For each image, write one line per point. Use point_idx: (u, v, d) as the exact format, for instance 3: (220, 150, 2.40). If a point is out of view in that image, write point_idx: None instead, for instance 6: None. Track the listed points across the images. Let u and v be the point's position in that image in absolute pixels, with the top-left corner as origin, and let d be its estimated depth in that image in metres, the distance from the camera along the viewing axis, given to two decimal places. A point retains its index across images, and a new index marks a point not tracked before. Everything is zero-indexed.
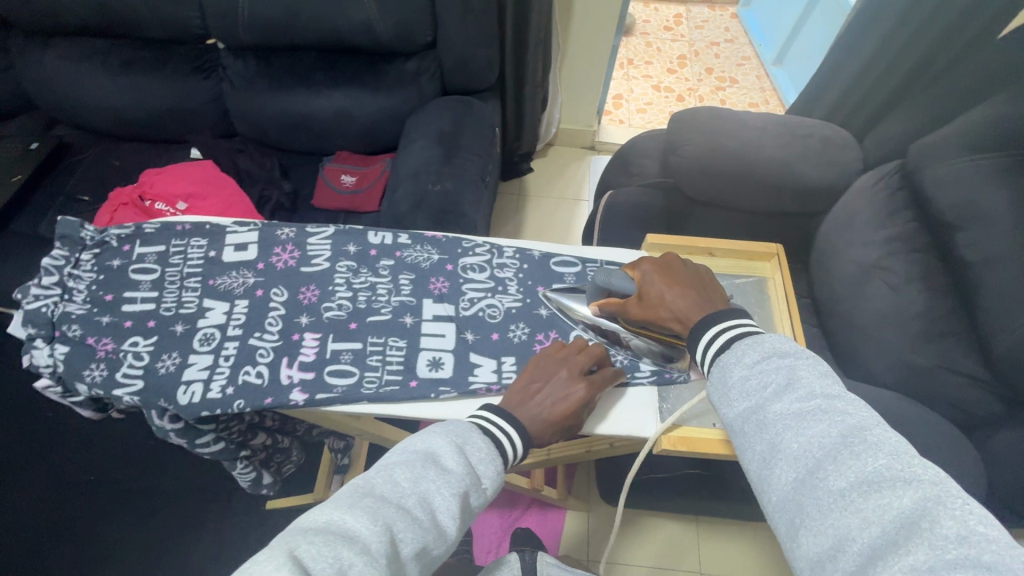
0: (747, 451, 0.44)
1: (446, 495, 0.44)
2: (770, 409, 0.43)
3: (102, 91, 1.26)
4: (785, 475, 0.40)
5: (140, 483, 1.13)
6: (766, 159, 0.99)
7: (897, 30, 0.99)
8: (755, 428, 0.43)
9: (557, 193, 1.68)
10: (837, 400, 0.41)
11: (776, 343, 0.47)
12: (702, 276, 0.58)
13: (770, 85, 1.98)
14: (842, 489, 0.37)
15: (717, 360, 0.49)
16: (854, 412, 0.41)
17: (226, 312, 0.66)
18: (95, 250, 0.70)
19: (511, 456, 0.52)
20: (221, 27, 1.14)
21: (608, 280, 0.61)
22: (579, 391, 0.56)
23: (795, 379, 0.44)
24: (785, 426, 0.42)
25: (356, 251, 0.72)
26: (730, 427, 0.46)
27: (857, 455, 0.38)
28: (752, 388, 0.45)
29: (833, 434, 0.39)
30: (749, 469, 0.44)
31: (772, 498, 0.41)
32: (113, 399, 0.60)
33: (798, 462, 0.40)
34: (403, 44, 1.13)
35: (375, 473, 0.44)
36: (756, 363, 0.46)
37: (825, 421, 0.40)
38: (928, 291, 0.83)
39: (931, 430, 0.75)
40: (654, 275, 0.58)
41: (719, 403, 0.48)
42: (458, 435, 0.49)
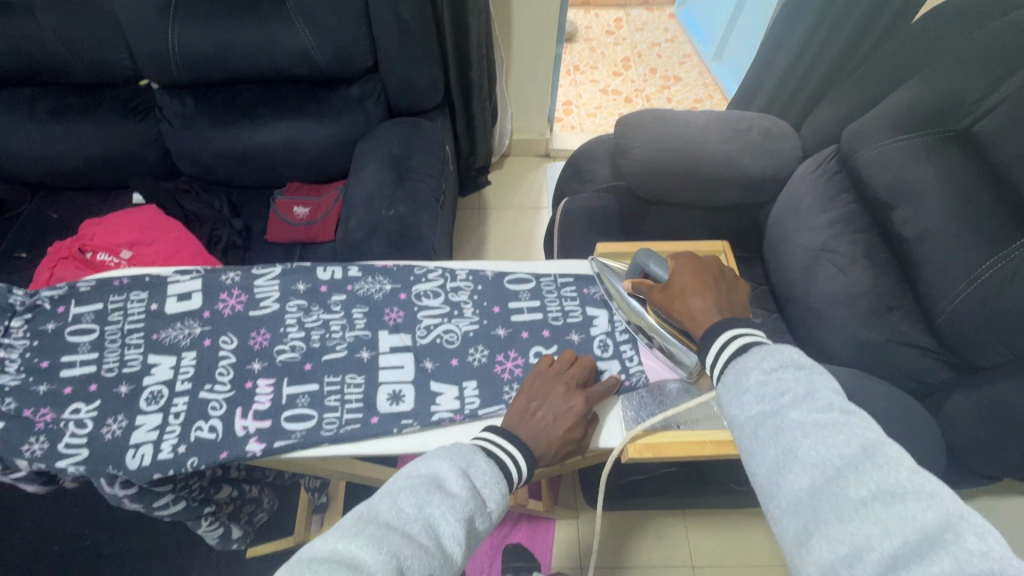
0: (757, 455, 0.43)
1: (452, 520, 0.43)
2: (788, 415, 0.42)
3: (31, 141, 1.20)
4: (800, 481, 0.39)
5: (109, 548, 1.07)
6: (710, 155, 1.01)
7: (819, 23, 1.04)
8: (770, 433, 0.42)
9: (517, 204, 1.69)
10: (854, 414, 0.41)
11: (792, 353, 0.47)
12: (732, 285, 0.59)
13: (712, 79, 2.04)
14: (864, 499, 0.36)
15: (735, 362, 0.48)
16: (870, 426, 0.40)
17: (173, 366, 0.64)
18: (26, 315, 0.66)
19: (517, 477, 0.51)
20: (152, 66, 1.11)
21: (648, 261, 0.64)
22: (578, 403, 0.58)
23: (813, 390, 0.43)
24: (804, 433, 0.41)
25: (305, 289, 0.70)
26: (740, 431, 0.44)
27: (878, 466, 0.37)
28: (768, 393, 0.44)
29: (854, 445, 0.39)
30: (757, 474, 0.43)
31: (781, 503, 0.40)
32: (57, 472, 0.57)
33: (816, 469, 0.39)
34: (343, 69, 1.12)
35: (379, 499, 0.43)
36: (773, 369, 0.45)
37: (846, 432, 0.40)
38: (873, 269, 0.86)
39: (889, 402, 0.77)
40: (688, 269, 0.59)
41: (730, 405, 0.46)
42: (462, 457, 0.49)
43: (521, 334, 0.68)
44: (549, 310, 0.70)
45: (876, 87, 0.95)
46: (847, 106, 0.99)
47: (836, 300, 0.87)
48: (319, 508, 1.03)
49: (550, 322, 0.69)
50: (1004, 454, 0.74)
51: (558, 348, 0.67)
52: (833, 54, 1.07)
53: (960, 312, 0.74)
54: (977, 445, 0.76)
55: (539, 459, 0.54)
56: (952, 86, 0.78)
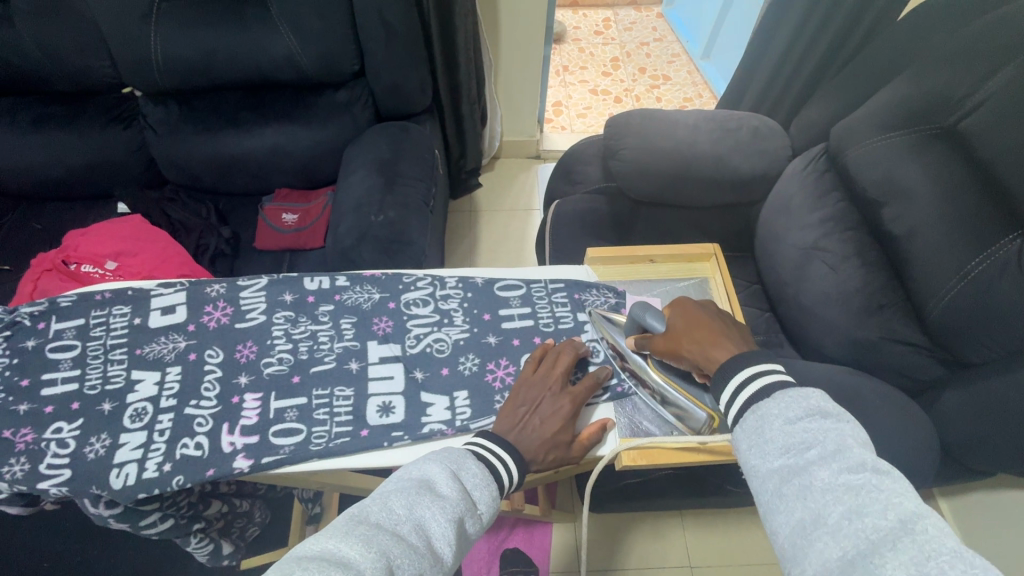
0: (781, 514, 0.41)
1: (442, 521, 0.42)
2: (816, 475, 0.41)
3: (13, 151, 1.18)
4: (829, 551, 0.37)
5: (103, 563, 1.06)
6: (700, 155, 1.01)
7: (806, 21, 1.04)
8: (797, 493, 0.41)
9: (508, 206, 1.69)
10: (889, 479, 0.39)
11: (818, 401, 0.45)
12: (729, 317, 0.59)
13: (700, 78, 2.04)
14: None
15: (757, 408, 0.47)
16: (906, 494, 0.38)
17: (157, 382, 0.62)
18: (6, 332, 0.64)
19: (507, 484, 0.51)
20: (134, 73, 1.09)
21: (642, 315, 0.62)
22: (566, 406, 0.58)
23: (844, 449, 0.42)
24: (835, 499, 0.39)
25: (292, 300, 0.69)
26: (763, 483, 0.44)
27: (918, 545, 0.35)
28: (794, 445, 0.43)
29: (889, 517, 0.37)
30: (781, 535, 0.41)
31: (807, 572, 0.38)
32: (40, 493, 0.55)
33: (848, 540, 0.37)
34: (330, 74, 1.11)
35: (370, 500, 0.42)
36: (798, 420, 0.45)
37: (882, 502, 0.38)
38: (864, 267, 0.86)
39: (884, 399, 0.77)
40: (686, 314, 0.59)
41: (750, 453, 0.46)
42: (453, 460, 0.49)
43: (512, 342, 0.67)
44: (541, 317, 0.70)
45: (861, 86, 0.95)
46: (835, 103, 0.99)
47: (829, 299, 0.87)
48: (313, 518, 1.01)
49: (541, 329, 0.69)
50: (996, 451, 0.74)
51: None
52: (819, 51, 1.07)
53: (952, 309, 0.75)
54: (970, 442, 0.76)
55: (530, 463, 0.54)
56: (939, 83, 0.79)
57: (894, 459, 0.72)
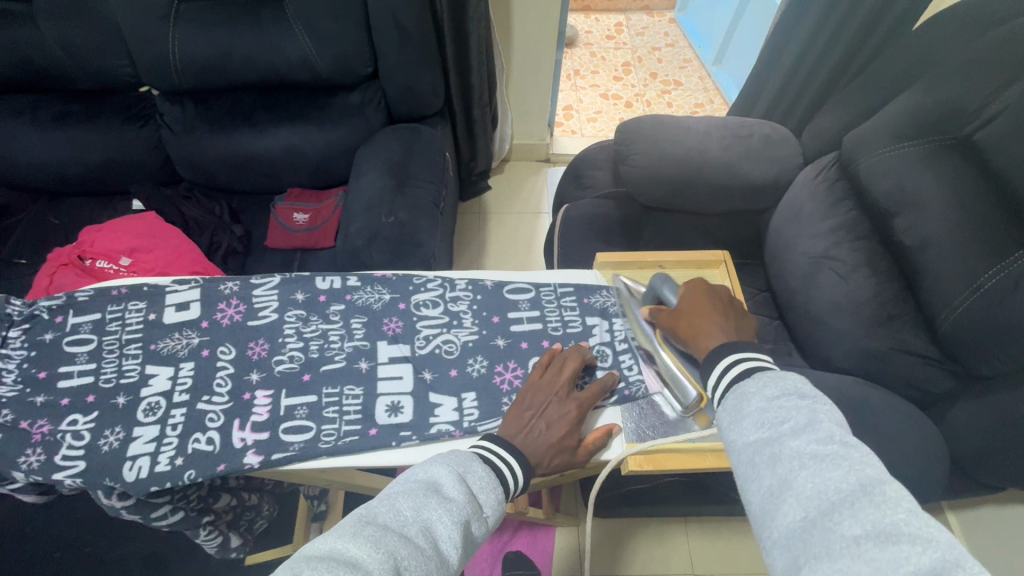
0: (752, 483, 0.41)
1: (449, 523, 0.43)
2: (785, 444, 0.41)
3: (32, 147, 1.20)
4: (792, 513, 0.37)
5: (111, 555, 1.07)
6: (710, 161, 1.01)
7: (820, 30, 1.04)
8: (767, 461, 0.41)
9: (517, 208, 1.69)
10: (856, 448, 0.39)
11: (796, 383, 0.45)
12: (738, 311, 0.59)
13: (712, 84, 2.04)
14: (856, 536, 0.34)
15: (738, 388, 0.48)
16: (872, 462, 0.38)
17: (170, 377, 0.63)
18: (24, 325, 0.66)
19: (512, 487, 0.51)
20: (152, 72, 1.11)
21: (660, 287, 0.64)
22: (572, 410, 0.58)
23: (815, 420, 0.41)
24: (801, 465, 0.39)
25: (304, 299, 0.70)
26: (738, 457, 0.43)
27: (875, 504, 0.35)
28: (768, 419, 0.43)
29: (851, 481, 0.37)
30: (752, 503, 0.41)
31: (773, 535, 0.38)
32: (54, 484, 0.56)
33: (810, 502, 0.37)
34: (344, 76, 1.12)
35: (378, 502, 0.43)
36: (775, 397, 0.45)
37: (845, 467, 0.38)
38: (875, 277, 0.85)
39: (891, 409, 0.77)
40: (695, 294, 0.60)
41: (730, 430, 0.45)
42: (459, 464, 0.49)
43: (521, 345, 0.68)
44: (549, 320, 0.70)
45: (873, 95, 0.95)
46: (847, 112, 0.98)
47: (839, 308, 0.87)
48: (318, 515, 1.02)
49: (549, 332, 0.69)
50: (1007, 465, 0.73)
51: None
52: (833, 60, 1.07)
53: (963, 320, 0.74)
54: (981, 455, 0.75)
55: (536, 467, 0.54)
56: (953, 93, 0.78)
57: (901, 471, 0.71)
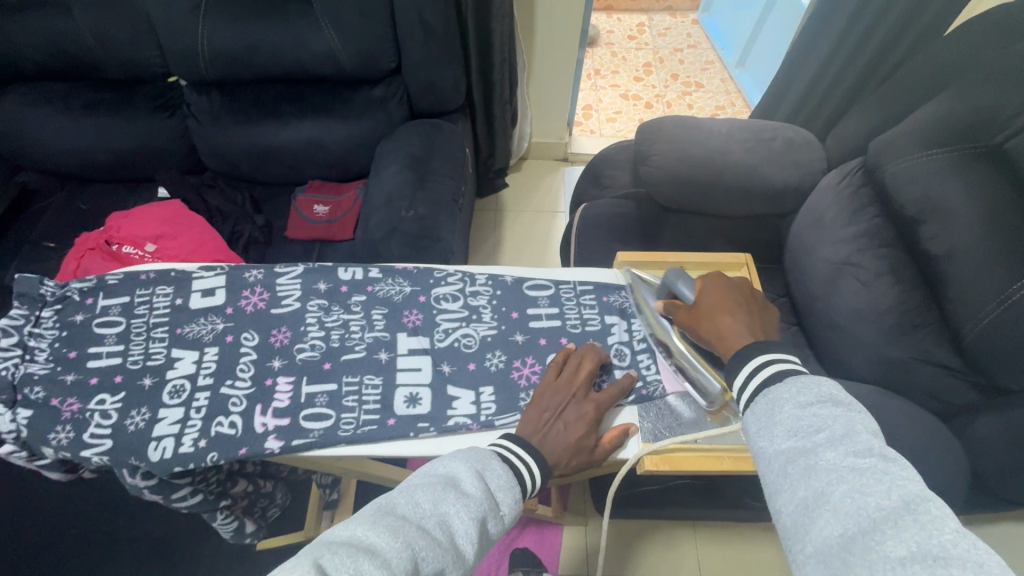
0: (785, 494, 0.40)
1: (466, 519, 0.43)
2: (821, 456, 0.40)
3: (64, 134, 1.23)
4: (830, 527, 0.36)
5: (128, 535, 1.09)
6: (732, 164, 1.00)
7: (848, 33, 1.02)
8: (800, 472, 0.40)
9: (533, 207, 1.69)
10: (897, 464, 0.38)
11: (831, 390, 0.44)
12: (759, 307, 0.59)
13: (734, 86, 2.02)
14: (899, 557, 0.33)
15: (768, 393, 0.47)
16: (915, 480, 0.37)
17: (195, 361, 0.65)
18: (56, 305, 0.68)
19: (529, 487, 0.51)
20: (181, 63, 1.13)
21: (675, 282, 0.64)
22: (590, 409, 0.58)
23: (853, 432, 0.41)
24: (839, 478, 0.38)
25: (326, 289, 0.71)
26: (769, 465, 0.43)
27: (918, 523, 0.34)
28: (802, 428, 0.42)
29: (893, 498, 0.36)
30: (783, 515, 0.40)
31: (807, 550, 0.37)
32: (82, 460, 0.58)
33: (849, 518, 0.36)
34: (367, 71, 1.13)
35: (398, 492, 0.43)
36: (808, 404, 0.44)
37: (886, 483, 0.37)
38: (899, 285, 0.84)
39: (912, 421, 0.75)
40: (715, 289, 0.60)
41: (760, 437, 0.45)
42: (478, 460, 0.49)
43: (539, 341, 0.68)
44: (568, 318, 0.70)
45: (902, 101, 0.94)
46: (874, 117, 0.97)
47: (860, 316, 0.86)
48: (330, 504, 1.04)
49: (568, 329, 0.69)
50: None
51: None
52: (860, 64, 1.05)
53: (990, 332, 0.73)
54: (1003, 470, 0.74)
55: (556, 467, 0.54)
56: (986, 100, 0.77)
57: None
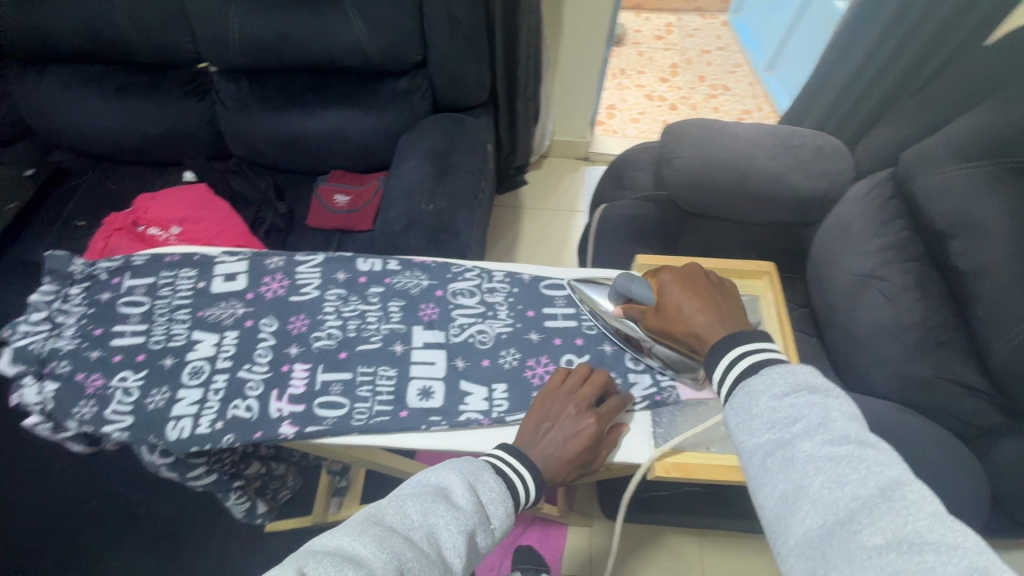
0: (765, 487, 0.41)
1: (454, 531, 0.43)
2: (799, 447, 0.41)
3: (96, 115, 1.26)
4: (810, 521, 0.38)
5: (143, 508, 1.12)
6: (756, 170, 0.99)
7: (885, 40, 1.00)
8: (779, 465, 0.41)
9: (552, 205, 1.69)
10: (872, 449, 0.39)
11: (806, 376, 0.45)
12: (722, 293, 0.58)
13: (762, 91, 1.99)
14: (877, 546, 0.34)
15: (744, 385, 0.47)
16: (889, 464, 0.39)
17: (215, 344, 0.66)
18: (84, 284, 0.70)
19: (523, 499, 0.52)
20: (212, 49, 1.14)
21: (629, 286, 0.61)
22: (590, 424, 0.56)
23: (829, 420, 0.41)
24: (816, 469, 0.39)
25: (345, 279, 0.72)
26: (748, 459, 0.43)
27: (895, 510, 0.35)
28: (778, 420, 0.43)
29: (870, 485, 0.37)
30: (764, 506, 0.41)
31: (789, 541, 0.38)
32: (103, 435, 0.59)
33: (829, 510, 0.37)
34: (393, 63, 1.14)
35: (387, 503, 0.44)
36: (784, 395, 0.44)
37: (863, 471, 0.38)
38: (924, 301, 0.82)
39: (932, 440, 0.74)
40: (675, 286, 0.59)
41: (738, 430, 0.45)
42: (470, 472, 0.50)
43: (554, 341, 0.68)
44: (584, 319, 0.70)
45: (938, 111, 0.91)
46: (908, 127, 0.95)
47: (882, 330, 0.84)
48: (338, 491, 1.04)
49: (583, 330, 0.69)
50: None
51: (589, 358, 0.66)
52: (895, 72, 1.02)
53: (1017, 354, 0.70)
54: None
55: (549, 482, 0.54)
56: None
57: None
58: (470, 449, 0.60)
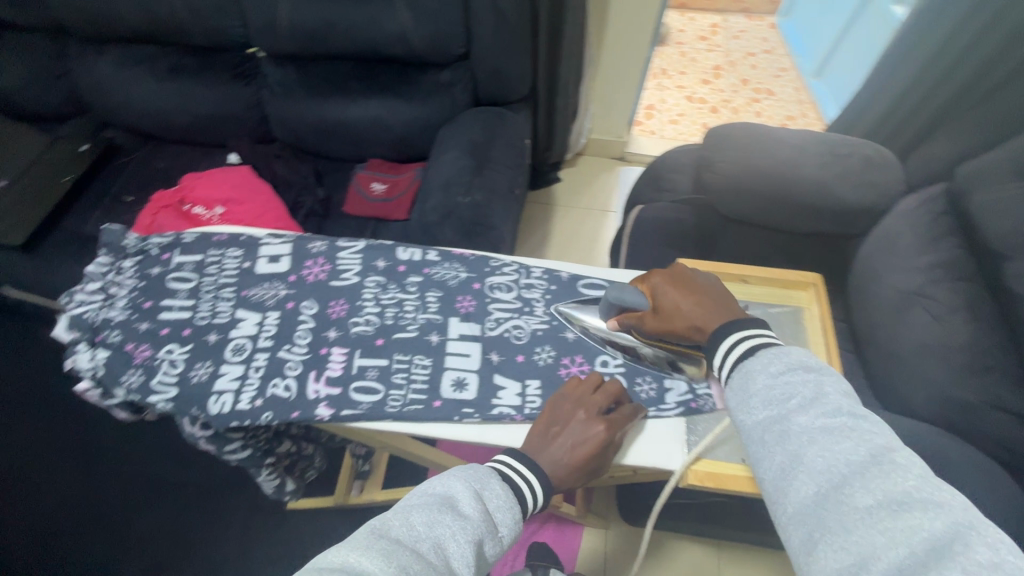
0: (764, 460, 0.44)
1: (461, 541, 0.43)
2: (794, 420, 0.44)
3: (148, 95, 1.30)
4: (807, 486, 0.41)
5: (174, 476, 1.17)
6: (802, 178, 0.95)
7: (948, 49, 0.95)
8: (776, 438, 0.44)
9: (585, 203, 1.68)
10: (863, 420, 0.43)
11: (800, 357, 0.49)
12: (713, 284, 0.60)
13: (808, 97, 1.92)
14: (869, 507, 0.38)
15: (743, 365, 0.50)
16: (878, 432, 0.42)
17: (257, 323, 0.67)
18: (136, 258, 0.73)
19: (531, 506, 0.53)
20: (261, 35, 1.17)
21: (621, 296, 0.61)
22: (599, 431, 0.55)
23: (822, 395, 0.45)
24: (811, 440, 0.42)
25: (384, 267, 0.73)
26: (748, 435, 0.46)
27: (885, 474, 0.39)
28: (775, 397, 0.46)
29: (861, 452, 0.40)
30: (764, 478, 0.44)
31: (787, 508, 0.42)
32: (149, 404, 0.62)
33: (823, 476, 0.40)
34: (437, 55, 1.14)
35: (393, 516, 0.44)
36: (780, 373, 0.48)
37: (855, 439, 0.41)
38: (973, 323, 0.78)
39: (975, 468, 0.70)
40: (666, 286, 0.60)
41: (737, 410, 0.48)
42: (476, 480, 0.50)
43: (590, 341, 0.67)
44: None
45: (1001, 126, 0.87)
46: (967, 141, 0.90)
47: (926, 350, 0.81)
48: (361, 475, 1.06)
49: None
50: None
51: (625, 360, 0.66)
52: (957, 82, 0.98)
53: None
54: None
55: (556, 486, 0.54)
56: None
57: None
58: (502, 443, 0.60)
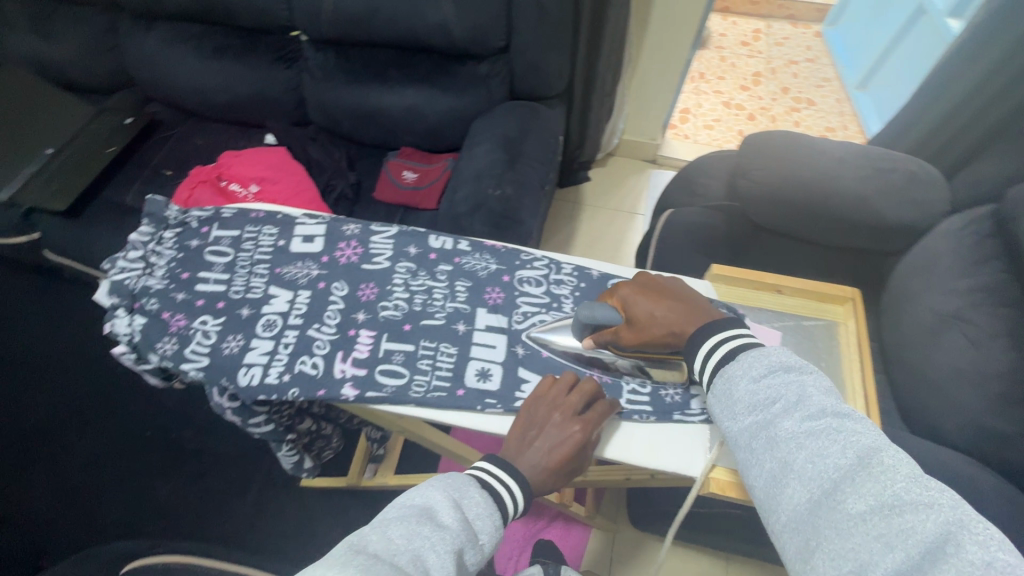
0: (755, 468, 0.44)
1: (441, 551, 0.43)
2: (780, 426, 0.44)
3: (192, 72, 1.33)
4: (798, 493, 0.40)
5: (195, 445, 1.20)
6: (842, 191, 0.92)
7: (1006, 65, 0.92)
8: (764, 445, 0.44)
9: (614, 204, 1.66)
10: (848, 420, 0.42)
11: (781, 358, 0.48)
12: (679, 288, 0.61)
13: (850, 109, 1.87)
14: (862, 512, 0.37)
15: (724, 371, 0.50)
16: (865, 431, 0.41)
17: (289, 300, 0.69)
18: (177, 230, 0.75)
19: (513, 511, 0.52)
20: (305, 19, 1.19)
21: (593, 313, 0.59)
22: (574, 433, 0.54)
23: (805, 397, 0.44)
24: (798, 446, 0.42)
25: (416, 253, 0.73)
26: (738, 442, 0.46)
27: (874, 476, 0.38)
28: (759, 402, 0.46)
29: (849, 455, 0.40)
30: (755, 485, 0.44)
31: (782, 517, 0.41)
32: (181, 372, 0.63)
33: (813, 482, 0.40)
34: (476, 47, 1.14)
35: (370, 532, 0.44)
36: (763, 377, 0.47)
37: (841, 441, 0.40)
38: (1013, 350, 0.74)
39: (1009, 504, 0.67)
40: (636, 295, 0.59)
41: (724, 418, 0.48)
42: (454, 489, 0.50)
43: None
44: None
45: None
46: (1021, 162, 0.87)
47: (961, 375, 0.78)
48: (375, 458, 1.08)
49: None
50: None
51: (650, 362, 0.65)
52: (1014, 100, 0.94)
53: None
54: None
55: (535, 489, 0.54)
56: None
57: None
58: None
